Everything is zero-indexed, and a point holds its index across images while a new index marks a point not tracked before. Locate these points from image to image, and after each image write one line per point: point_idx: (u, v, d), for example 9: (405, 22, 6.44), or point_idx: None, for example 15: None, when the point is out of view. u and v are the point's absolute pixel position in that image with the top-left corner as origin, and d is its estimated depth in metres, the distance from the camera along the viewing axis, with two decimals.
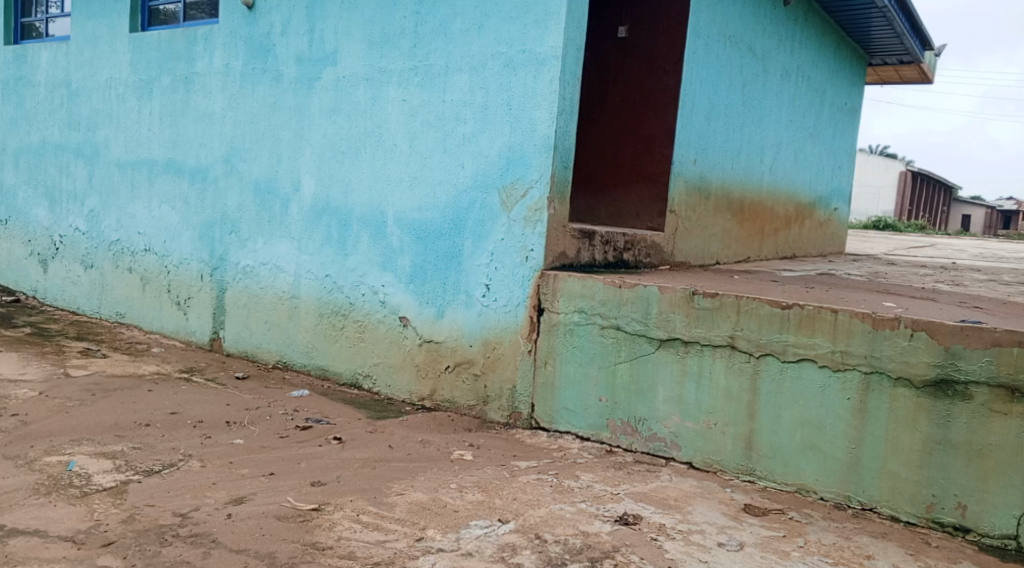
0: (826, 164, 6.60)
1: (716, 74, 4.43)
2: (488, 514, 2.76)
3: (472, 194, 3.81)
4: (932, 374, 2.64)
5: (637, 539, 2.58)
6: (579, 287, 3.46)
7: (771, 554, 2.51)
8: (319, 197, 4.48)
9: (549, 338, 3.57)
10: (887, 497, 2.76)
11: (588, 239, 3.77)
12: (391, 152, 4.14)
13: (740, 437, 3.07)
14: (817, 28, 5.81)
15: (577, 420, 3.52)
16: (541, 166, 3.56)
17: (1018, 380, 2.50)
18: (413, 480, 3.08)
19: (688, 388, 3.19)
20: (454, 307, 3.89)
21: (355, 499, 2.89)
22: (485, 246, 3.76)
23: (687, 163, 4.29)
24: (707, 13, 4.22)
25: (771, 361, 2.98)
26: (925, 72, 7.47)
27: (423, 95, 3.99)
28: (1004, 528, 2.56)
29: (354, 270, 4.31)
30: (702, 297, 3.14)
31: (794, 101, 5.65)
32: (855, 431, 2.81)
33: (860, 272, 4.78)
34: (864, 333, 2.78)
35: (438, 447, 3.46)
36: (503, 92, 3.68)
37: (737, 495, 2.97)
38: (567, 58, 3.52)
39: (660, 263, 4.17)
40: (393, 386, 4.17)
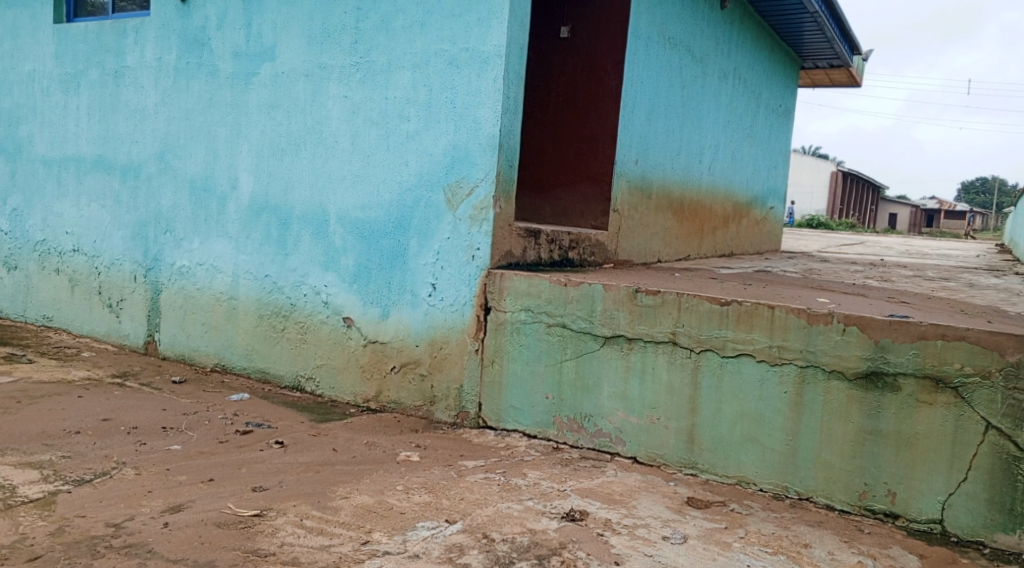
0: (762, 164, 6.78)
1: (656, 75, 4.51)
2: (435, 515, 2.75)
3: (417, 193, 3.78)
4: (863, 366, 2.74)
5: (584, 535, 2.61)
6: (526, 286, 3.47)
7: (713, 545, 2.56)
8: (257, 195, 4.38)
9: (495, 337, 3.58)
10: (822, 487, 2.85)
11: (534, 238, 3.79)
12: (333, 150, 4.07)
13: (683, 432, 3.13)
14: (752, 31, 5.96)
15: (523, 418, 3.53)
16: (486, 165, 3.55)
17: (942, 370, 2.62)
18: (359, 483, 3.04)
19: (632, 385, 3.23)
20: (399, 306, 3.85)
21: (298, 504, 2.84)
22: (431, 245, 3.73)
23: (629, 163, 4.35)
24: (647, 15, 4.29)
25: (711, 356, 3.05)
26: (854, 76, 7.76)
27: (365, 92, 3.94)
28: (930, 513, 2.67)
29: (295, 270, 4.23)
30: (645, 294, 3.19)
31: (731, 102, 5.79)
32: (792, 423, 2.90)
33: (795, 269, 4.93)
34: (799, 328, 2.87)
35: (384, 449, 3.42)
36: (447, 90, 3.67)
37: (680, 489, 3.03)
38: (511, 57, 3.52)
39: (604, 262, 4.22)
40: (336, 388, 4.11)
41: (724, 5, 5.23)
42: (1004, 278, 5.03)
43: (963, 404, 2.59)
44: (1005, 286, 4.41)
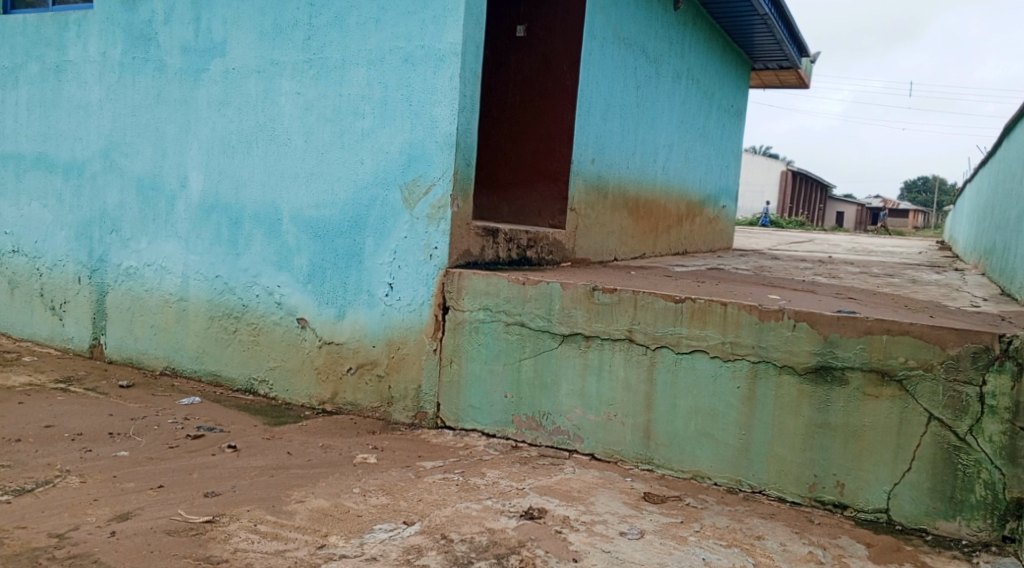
0: (714, 163, 6.89)
1: (611, 75, 4.54)
2: (393, 517, 2.72)
3: (373, 191, 3.73)
4: (813, 361, 2.81)
5: (542, 533, 2.61)
6: (484, 285, 3.47)
7: (669, 540, 2.60)
8: (207, 193, 4.28)
9: (453, 337, 3.56)
10: (774, 479, 2.92)
11: (492, 236, 3.78)
12: (286, 147, 4.00)
13: (640, 428, 3.17)
14: (705, 33, 6.05)
15: (482, 418, 3.53)
16: (443, 164, 3.53)
17: (887, 364, 2.70)
18: (314, 486, 2.99)
19: (590, 382, 3.25)
20: (355, 306, 3.80)
21: (252, 509, 2.78)
22: (388, 245, 3.69)
23: (586, 162, 4.37)
24: (602, 16, 4.31)
25: (666, 353, 3.08)
26: (802, 77, 7.94)
27: (318, 88, 3.88)
28: (877, 503, 2.75)
29: (247, 271, 4.15)
30: (601, 292, 3.22)
31: (684, 102, 5.86)
32: (745, 417, 2.95)
33: (748, 266, 5.02)
34: (751, 325, 2.93)
35: (340, 451, 3.37)
36: (403, 87, 3.63)
37: (637, 484, 3.06)
38: (467, 55, 3.50)
39: (561, 260, 4.24)
40: (291, 390, 4.03)
41: (677, 6, 5.30)
42: (944, 274, 5.21)
43: (907, 397, 2.67)
44: (945, 282, 4.57)
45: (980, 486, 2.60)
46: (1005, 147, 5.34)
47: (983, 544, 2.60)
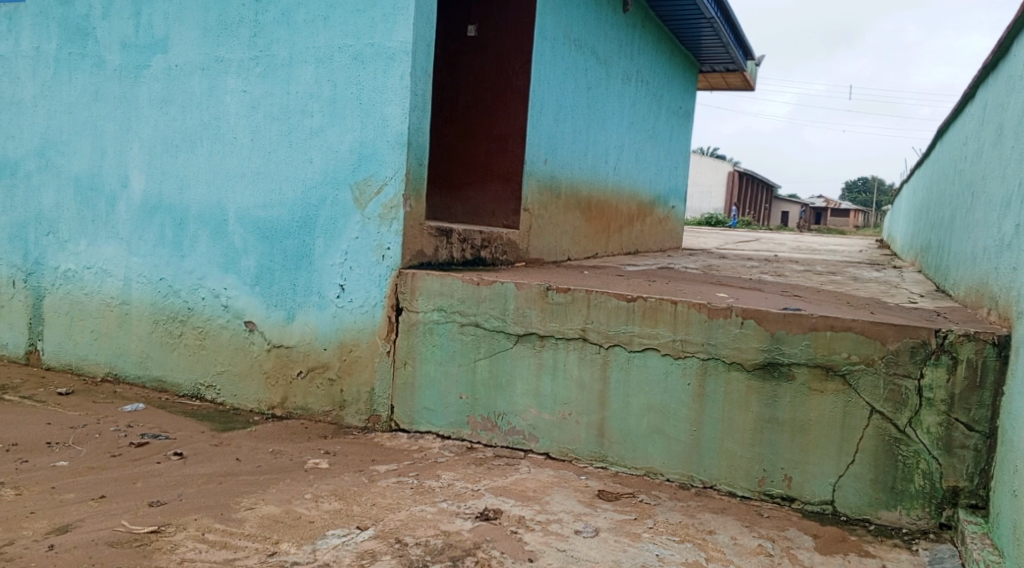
0: (664, 164, 6.99)
1: (562, 76, 4.56)
2: (346, 522, 2.68)
3: (323, 191, 3.67)
4: (760, 357, 2.87)
5: (498, 533, 2.61)
6: (438, 285, 3.45)
7: (623, 537, 2.62)
8: (150, 193, 4.15)
9: (407, 339, 3.53)
10: (725, 474, 2.97)
11: (445, 237, 3.76)
12: (231, 147, 3.90)
13: (594, 426, 3.19)
14: (653, 35, 6.13)
15: (436, 419, 3.50)
16: (395, 164, 3.50)
17: (831, 359, 2.77)
18: (264, 493, 2.92)
19: (545, 382, 3.26)
20: (305, 308, 3.73)
21: (199, 518, 2.70)
22: (339, 245, 3.64)
23: (538, 162, 4.38)
24: (552, 17, 4.33)
25: (619, 351, 3.11)
26: (747, 80, 8.12)
27: (265, 86, 3.79)
28: (822, 495, 2.82)
29: (192, 273, 4.04)
30: (555, 292, 3.23)
31: (633, 104, 5.93)
32: (695, 414, 3.00)
33: (696, 265, 5.10)
34: (701, 322, 2.97)
35: (290, 457, 3.31)
36: (352, 85, 3.58)
37: (592, 482, 3.08)
38: (418, 53, 3.48)
39: (515, 260, 4.24)
40: (239, 396, 3.94)
41: (626, 9, 5.36)
42: (882, 271, 5.38)
43: (850, 391, 2.75)
44: (884, 279, 4.72)
45: (920, 476, 2.68)
46: (939, 149, 5.53)
47: (922, 532, 2.69)
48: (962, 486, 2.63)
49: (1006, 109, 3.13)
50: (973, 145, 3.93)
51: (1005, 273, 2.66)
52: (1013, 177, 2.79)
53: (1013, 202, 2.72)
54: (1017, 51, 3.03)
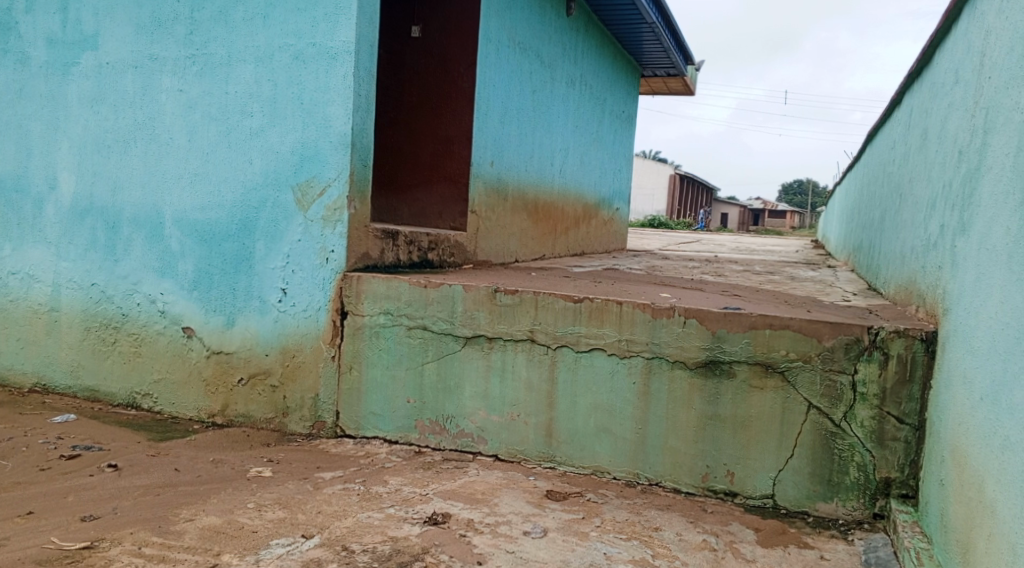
0: (608, 167, 7.08)
1: (507, 78, 4.56)
2: (291, 531, 2.62)
3: (263, 193, 3.59)
4: (702, 356, 2.92)
5: (447, 537, 2.59)
6: (384, 288, 3.41)
7: (572, 536, 2.63)
8: (80, 196, 3.99)
9: (352, 343, 3.48)
10: (670, 471, 3.01)
11: (391, 239, 3.72)
12: (167, 147, 3.78)
13: (542, 427, 3.20)
14: (596, 38, 6.20)
15: (384, 424, 3.47)
16: (338, 165, 3.44)
17: (770, 357, 2.84)
18: (205, 504, 2.83)
19: (493, 383, 3.26)
20: (246, 313, 3.64)
21: (135, 531, 2.60)
22: (280, 248, 3.56)
23: (484, 164, 4.38)
24: (497, 19, 4.33)
25: (566, 352, 3.13)
26: (688, 85, 8.29)
27: (202, 86, 3.69)
28: (764, 489, 2.89)
29: (126, 278, 3.90)
30: (503, 294, 3.23)
31: (578, 107, 5.98)
32: (640, 412, 3.04)
33: (640, 266, 5.17)
34: (645, 322, 3.02)
35: (232, 466, 3.22)
36: (294, 85, 3.51)
37: (540, 482, 3.08)
38: (361, 54, 3.43)
39: (462, 263, 4.22)
40: (177, 404, 3.81)
41: (570, 12, 5.40)
42: (818, 271, 5.55)
43: (789, 387, 2.83)
44: (819, 278, 4.87)
45: (854, 468, 2.78)
46: (869, 152, 5.73)
47: (857, 522, 2.78)
48: (893, 477, 2.72)
49: (930, 115, 3.27)
50: (900, 149, 4.10)
51: (931, 271, 2.78)
52: (937, 180, 2.91)
53: (937, 203, 2.85)
54: (939, 60, 3.17)
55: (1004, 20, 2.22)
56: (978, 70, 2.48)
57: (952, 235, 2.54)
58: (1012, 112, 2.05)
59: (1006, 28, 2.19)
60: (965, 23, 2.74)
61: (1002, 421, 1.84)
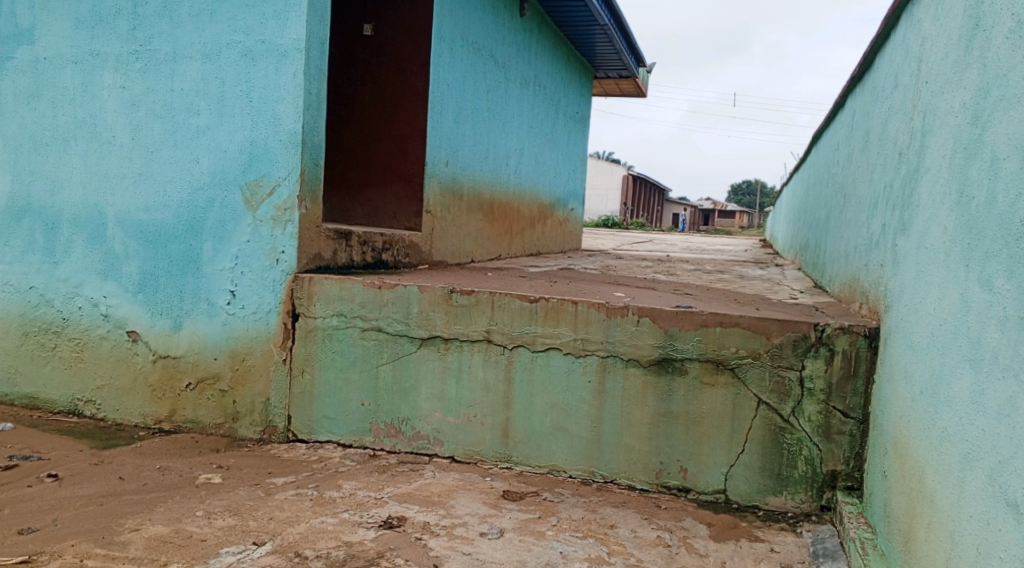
0: (563, 167, 7.12)
1: (461, 78, 4.54)
2: (242, 539, 2.56)
3: (210, 193, 3.51)
4: (655, 354, 2.96)
5: (402, 541, 2.56)
6: (337, 290, 3.36)
7: (528, 536, 2.63)
8: (16, 196, 3.83)
9: (304, 345, 3.42)
10: (624, 468, 3.04)
11: (344, 239, 3.66)
12: (109, 146, 3.66)
13: (498, 427, 3.19)
14: (549, 39, 6.22)
15: (337, 428, 3.42)
16: (288, 163, 3.38)
17: (721, 354, 2.89)
18: (151, 512, 2.75)
19: (449, 384, 3.24)
20: (193, 316, 3.55)
21: (77, 543, 2.51)
22: (228, 249, 3.48)
23: (439, 164, 4.35)
24: (450, 18, 4.31)
25: (522, 352, 3.13)
26: (640, 86, 8.38)
27: (146, 83, 3.58)
28: (716, 484, 2.94)
29: (66, 281, 3.76)
30: (459, 295, 3.22)
31: (532, 107, 5.99)
32: (596, 411, 3.06)
33: (594, 266, 5.20)
34: (600, 321, 3.04)
35: (180, 473, 3.13)
36: (242, 83, 3.43)
37: (497, 483, 3.08)
38: (311, 51, 3.37)
39: (417, 263, 4.19)
40: (121, 410, 3.69)
41: (523, 12, 5.41)
42: (766, 269, 5.66)
43: (739, 383, 2.88)
44: (767, 277, 4.96)
45: (803, 462, 2.84)
46: (815, 153, 5.88)
47: (806, 514, 2.85)
48: (839, 470, 2.79)
49: (872, 118, 3.37)
50: (843, 151, 4.21)
51: (874, 269, 2.86)
52: (879, 181, 3.00)
53: (879, 203, 2.93)
54: (880, 64, 3.27)
55: (940, 26, 2.30)
56: (916, 75, 2.56)
57: (893, 234, 2.61)
58: (948, 114, 2.12)
59: (941, 34, 2.27)
60: (903, 29, 2.84)
61: (940, 413, 1.90)
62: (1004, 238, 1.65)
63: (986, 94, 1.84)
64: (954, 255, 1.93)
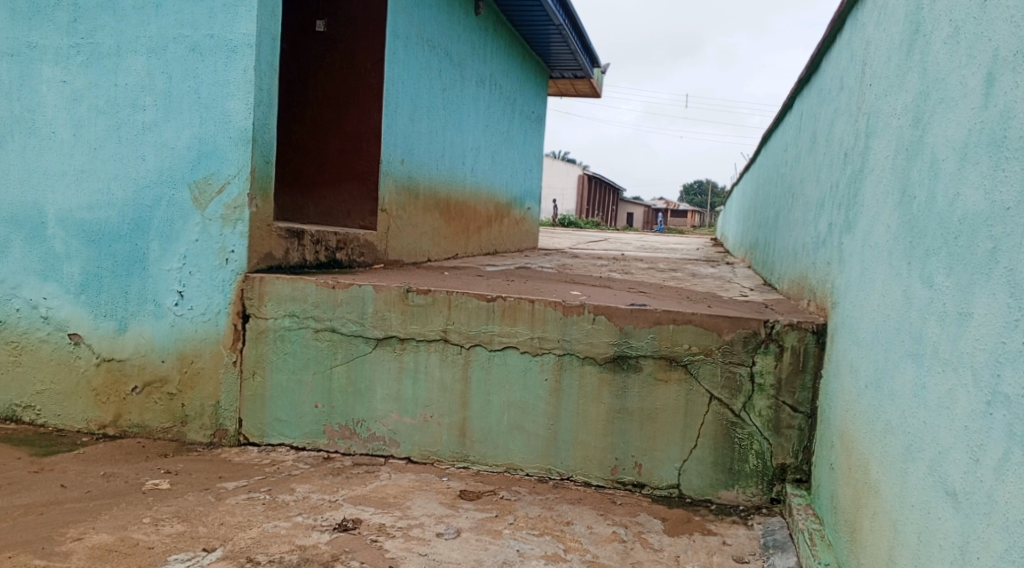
0: (519, 167, 7.13)
1: (416, 75, 4.51)
2: (191, 546, 2.50)
3: (157, 191, 3.41)
4: (611, 351, 2.98)
5: (357, 543, 2.53)
6: (289, 290, 3.31)
7: (484, 535, 2.63)
8: None
9: (255, 347, 3.36)
10: (580, 465, 3.06)
11: (297, 238, 3.59)
12: (49, 142, 3.53)
13: (455, 427, 3.18)
14: (504, 38, 6.22)
15: (290, 430, 3.36)
16: (238, 161, 3.31)
17: (674, 351, 2.93)
18: (95, 521, 2.66)
19: (405, 385, 3.22)
20: (139, 317, 3.45)
21: (16, 555, 2.42)
22: (176, 249, 3.39)
23: (394, 162, 4.31)
24: (405, 15, 4.27)
25: (479, 351, 3.13)
26: (594, 86, 8.45)
27: (88, 77, 3.47)
28: (670, 479, 2.98)
29: (4, 282, 3.61)
30: (415, 294, 3.19)
31: (487, 106, 5.98)
32: (552, 408, 3.07)
33: (550, 265, 5.22)
34: (556, 320, 3.05)
35: (126, 479, 3.04)
36: (190, 79, 3.35)
37: (453, 483, 3.07)
38: (262, 47, 3.30)
39: (372, 262, 4.14)
40: (63, 416, 3.56)
41: (478, 11, 5.39)
42: (718, 268, 5.74)
43: (692, 379, 2.93)
44: (718, 275, 5.04)
45: (753, 456, 2.90)
46: (764, 153, 6.00)
47: (756, 507, 2.91)
48: (789, 463, 2.85)
49: (818, 120, 3.46)
50: (792, 152, 4.30)
51: (821, 268, 2.93)
52: (826, 180, 3.07)
53: (826, 202, 3.00)
54: (826, 67, 3.35)
55: (882, 31, 2.37)
56: (860, 78, 2.63)
57: (839, 233, 2.68)
58: (890, 117, 2.19)
59: (884, 39, 2.34)
60: (848, 33, 2.91)
61: (884, 406, 1.96)
62: (944, 236, 1.70)
63: (925, 97, 1.90)
64: (897, 252, 1.99)
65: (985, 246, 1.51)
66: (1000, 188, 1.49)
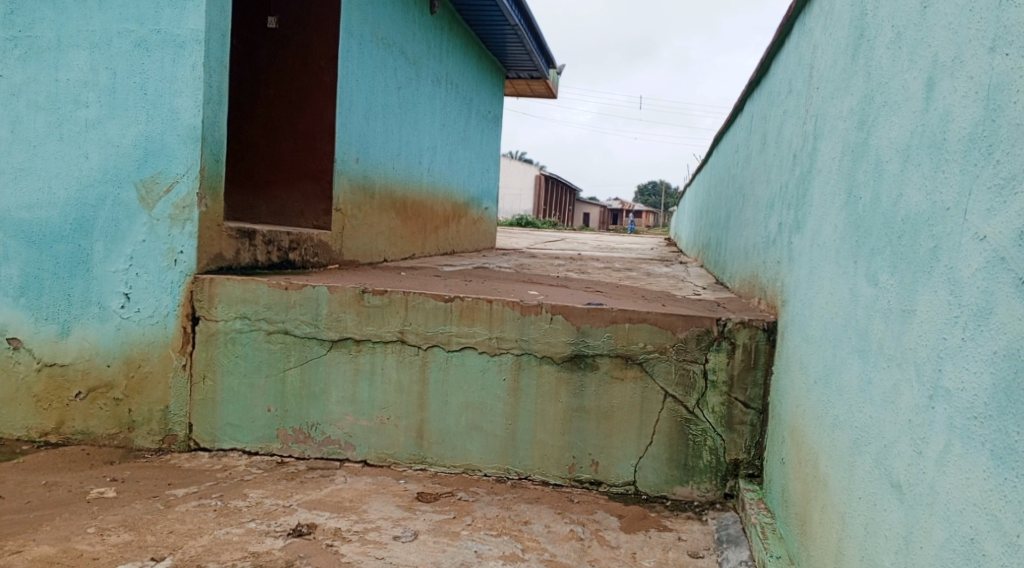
0: (475, 167, 7.12)
1: (371, 74, 4.46)
2: (139, 555, 2.43)
3: (101, 190, 3.31)
4: (568, 350, 2.99)
5: (312, 548, 2.50)
6: (241, 291, 3.24)
7: (442, 537, 2.62)
8: None
9: (205, 350, 3.29)
10: (538, 464, 3.07)
11: (248, 239, 3.52)
12: None
13: (412, 428, 3.16)
14: (460, 38, 6.20)
15: (242, 435, 3.30)
16: (187, 159, 3.23)
17: (630, 349, 2.96)
18: (36, 532, 2.57)
19: (361, 386, 3.18)
20: (83, 321, 3.34)
21: None
22: (122, 250, 3.30)
23: (348, 162, 4.25)
24: (358, 13, 4.22)
25: (437, 352, 3.11)
26: (550, 87, 8.48)
27: (28, 72, 3.34)
28: (626, 476, 3.00)
29: None
30: (371, 295, 3.16)
31: (443, 106, 5.95)
32: (510, 408, 3.07)
33: (507, 265, 5.22)
34: (514, 319, 3.05)
35: (69, 488, 2.94)
36: (135, 75, 3.26)
37: (411, 485, 3.04)
38: (211, 43, 3.23)
39: (326, 263, 4.08)
40: (2, 424, 3.43)
41: (433, 10, 5.36)
42: (672, 267, 5.82)
43: (648, 377, 2.96)
44: (672, 274, 5.11)
45: (707, 452, 2.94)
46: (716, 154, 6.09)
47: (711, 502, 2.95)
48: (741, 458, 2.90)
49: (768, 121, 3.53)
50: (743, 152, 4.38)
51: (771, 267, 2.99)
52: (776, 181, 3.14)
53: (776, 202, 3.06)
54: (776, 70, 3.42)
55: (828, 36, 2.43)
56: (807, 82, 2.70)
57: (788, 233, 2.74)
58: (837, 120, 2.24)
59: (830, 44, 2.40)
60: (796, 37, 2.98)
61: (832, 401, 2.01)
62: (887, 236, 1.75)
63: (869, 101, 1.96)
64: (844, 252, 2.04)
65: (927, 245, 1.56)
66: (940, 189, 1.54)
